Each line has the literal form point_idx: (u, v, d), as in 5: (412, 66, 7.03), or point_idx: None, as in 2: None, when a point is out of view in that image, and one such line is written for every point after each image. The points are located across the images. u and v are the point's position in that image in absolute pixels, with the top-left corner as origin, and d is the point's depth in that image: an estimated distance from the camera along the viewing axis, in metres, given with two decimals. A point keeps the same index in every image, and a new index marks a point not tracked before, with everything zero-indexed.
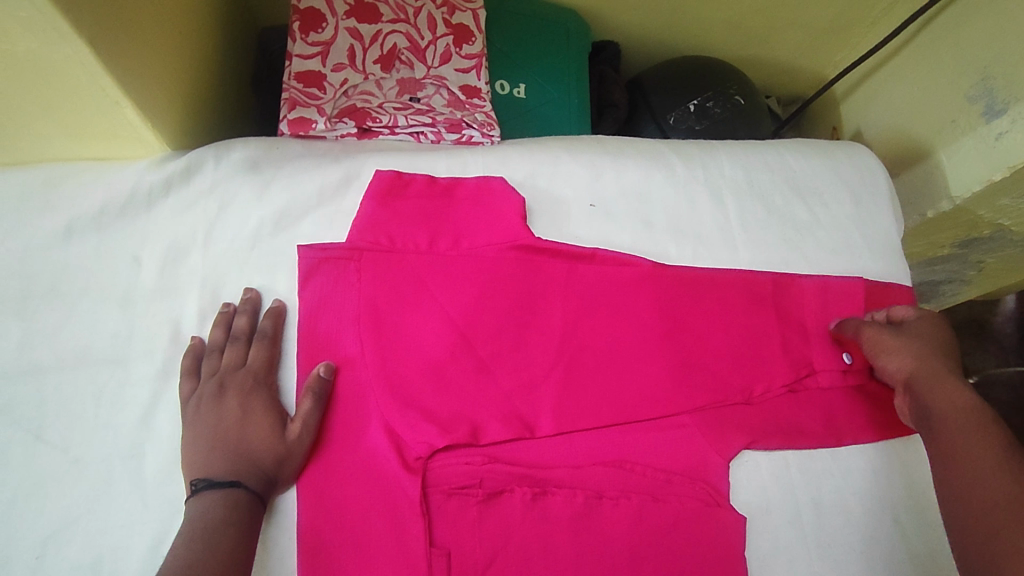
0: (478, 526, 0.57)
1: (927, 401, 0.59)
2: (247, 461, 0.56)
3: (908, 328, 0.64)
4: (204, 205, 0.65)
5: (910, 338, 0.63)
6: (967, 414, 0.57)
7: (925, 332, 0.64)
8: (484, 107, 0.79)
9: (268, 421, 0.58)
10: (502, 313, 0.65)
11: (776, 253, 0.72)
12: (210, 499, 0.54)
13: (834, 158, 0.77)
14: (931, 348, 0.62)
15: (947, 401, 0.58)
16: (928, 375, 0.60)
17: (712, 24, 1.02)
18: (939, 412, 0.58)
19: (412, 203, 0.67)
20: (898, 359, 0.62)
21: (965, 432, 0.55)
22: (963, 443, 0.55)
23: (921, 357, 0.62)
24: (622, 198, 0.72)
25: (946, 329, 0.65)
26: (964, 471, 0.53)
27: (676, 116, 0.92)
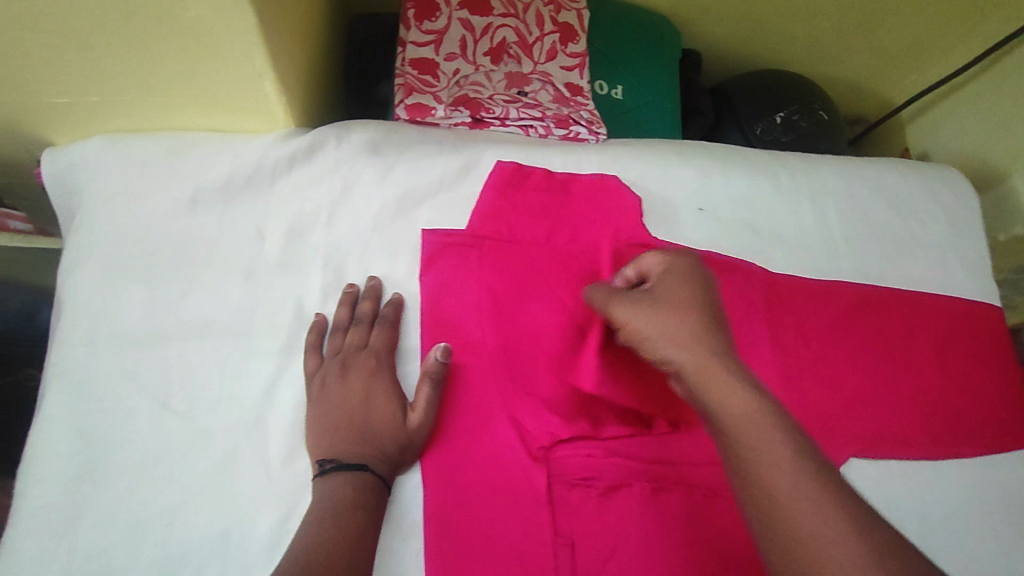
0: (600, 518, 0.57)
1: (701, 389, 0.50)
2: (372, 443, 0.55)
3: (658, 296, 0.56)
4: (328, 183, 0.65)
5: (661, 313, 0.54)
6: (747, 410, 0.48)
7: (687, 301, 0.55)
8: (587, 105, 0.80)
9: (392, 404, 0.57)
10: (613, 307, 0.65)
11: (877, 266, 0.74)
12: (339, 479, 0.53)
13: (927, 178, 0.79)
14: (676, 314, 0.54)
15: (720, 393, 0.49)
16: (698, 368, 0.51)
17: (793, 42, 1.04)
18: (723, 408, 0.49)
19: (531, 196, 0.68)
20: (654, 339, 0.54)
21: (744, 432, 0.47)
22: (758, 443, 0.47)
23: (667, 329, 0.53)
24: (730, 203, 0.73)
25: (705, 296, 0.57)
26: (777, 483, 0.45)
27: (762, 126, 0.93)
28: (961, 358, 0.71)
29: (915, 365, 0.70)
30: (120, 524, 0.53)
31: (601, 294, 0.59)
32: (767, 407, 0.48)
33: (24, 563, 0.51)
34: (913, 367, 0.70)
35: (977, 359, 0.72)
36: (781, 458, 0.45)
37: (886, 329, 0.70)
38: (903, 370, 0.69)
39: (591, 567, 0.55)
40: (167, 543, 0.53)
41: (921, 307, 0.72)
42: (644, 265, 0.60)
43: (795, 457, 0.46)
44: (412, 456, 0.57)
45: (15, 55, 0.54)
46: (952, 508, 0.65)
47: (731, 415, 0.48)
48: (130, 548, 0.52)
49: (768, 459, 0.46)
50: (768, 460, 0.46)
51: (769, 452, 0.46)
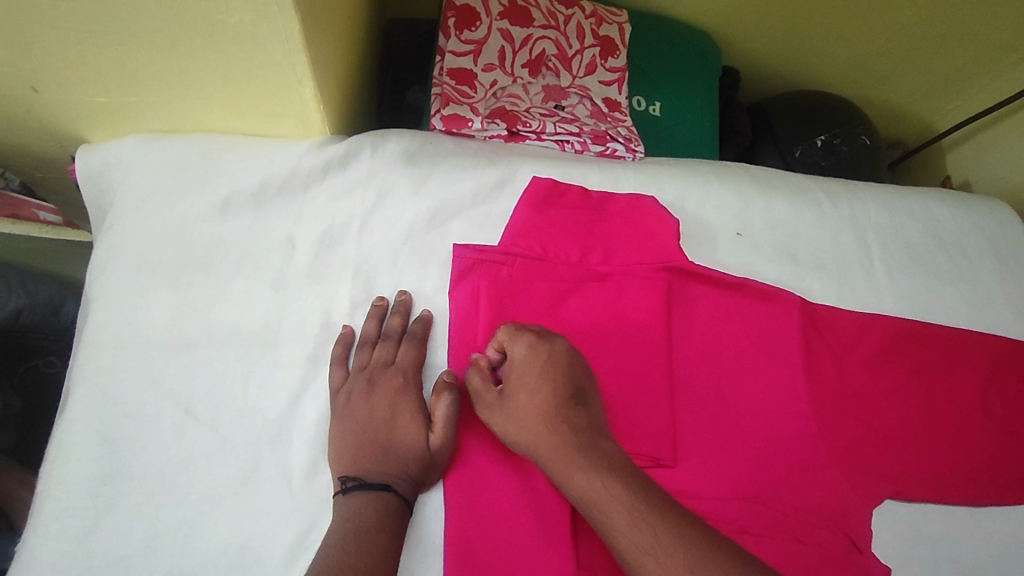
0: None
1: (552, 470, 0.52)
2: (394, 461, 0.54)
3: (515, 374, 0.56)
4: (362, 193, 0.64)
5: (514, 396, 0.56)
6: (585, 487, 0.50)
7: (533, 381, 0.56)
8: (625, 122, 0.79)
9: (415, 422, 0.55)
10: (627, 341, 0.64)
11: (919, 301, 0.71)
12: (363, 498, 0.51)
13: (975, 212, 0.76)
14: (526, 393, 0.55)
15: (567, 474, 0.51)
16: (550, 451, 0.53)
17: (836, 62, 1.01)
18: (574, 490, 0.51)
19: (565, 214, 0.66)
20: (504, 421, 0.55)
21: (589, 504, 0.50)
22: (605, 517, 0.49)
23: (526, 414, 0.55)
24: (769, 229, 0.71)
25: (565, 358, 0.57)
26: (624, 549, 0.48)
27: (802, 149, 0.90)
28: (1006, 400, 0.68)
29: (958, 407, 0.67)
30: (139, 531, 0.52)
31: (477, 379, 0.57)
32: (628, 476, 0.51)
33: (43, 567, 0.50)
34: (954, 409, 0.67)
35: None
36: (619, 525, 0.48)
37: (927, 367, 0.68)
38: (944, 411, 0.66)
39: None
40: (185, 553, 0.52)
41: (966, 346, 0.69)
42: (503, 339, 0.58)
43: (628, 518, 0.48)
44: (435, 475, 0.55)
45: (60, 55, 0.54)
46: (992, 559, 0.62)
47: (575, 494, 0.51)
48: (148, 556, 0.51)
49: (612, 527, 0.49)
50: (614, 529, 0.49)
51: (606, 520, 0.49)
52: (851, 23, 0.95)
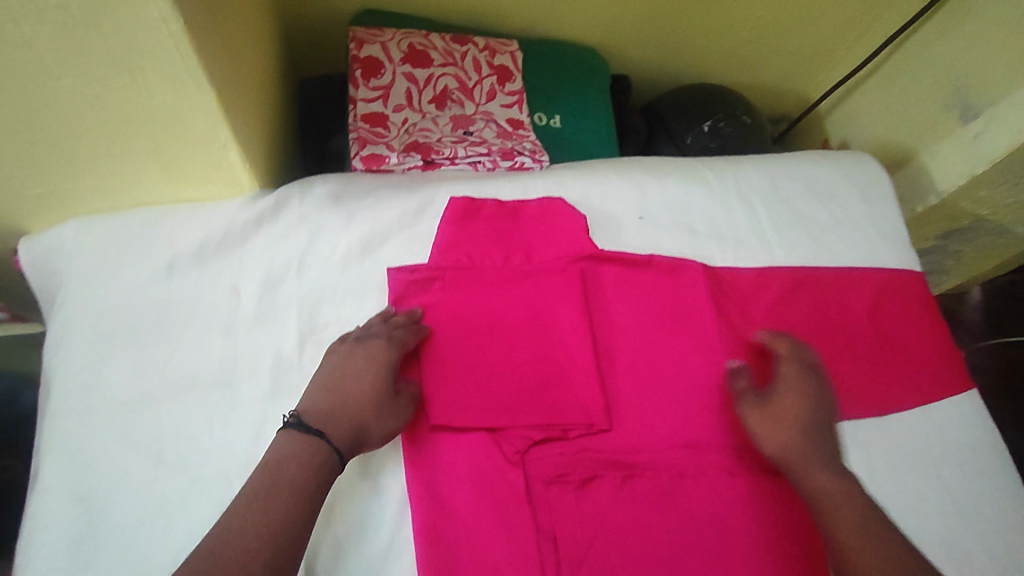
0: (578, 510, 0.62)
1: (800, 475, 0.62)
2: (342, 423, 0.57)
3: (785, 387, 0.68)
4: (296, 236, 0.70)
5: (774, 414, 0.66)
6: (829, 488, 0.59)
7: (784, 410, 0.66)
8: (529, 137, 0.88)
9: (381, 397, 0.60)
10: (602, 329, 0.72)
11: (808, 251, 0.80)
12: (298, 440, 0.55)
13: (844, 166, 0.87)
14: (800, 411, 0.66)
15: (816, 476, 0.61)
16: (798, 453, 0.63)
17: (711, 57, 1.14)
18: (812, 492, 0.60)
19: (485, 225, 0.74)
20: (761, 429, 0.66)
21: (829, 496, 0.58)
22: (834, 517, 0.57)
23: (783, 426, 0.65)
24: (667, 209, 0.80)
25: (825, 395, 0.69)
26: (848, 546, 0.55)
27: (692, 136, 1.00)
28: (891, 321, 0.78)
29: (854, 336, 0.76)
30: None
31: (749, 400, 0.68)
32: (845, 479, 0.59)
33: None
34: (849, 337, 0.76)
35: (906, 322, 0.79)
36: (850, 521, 0.56)
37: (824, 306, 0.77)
38: (844, 342, 0.76)
39: (575, 555, 0.60)
40: None
41: (851, 282, 0.79)
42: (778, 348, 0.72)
43: (858, 519, 0.56)
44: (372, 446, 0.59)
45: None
46: (900, 455, 0.70)
47: (813, 494, 0.60)
48: None
49: (841, 523, 0.56)
50: (843, 525, 0.56)
51: (832, 519, 0.57)
52: (714, 23, 1.07)
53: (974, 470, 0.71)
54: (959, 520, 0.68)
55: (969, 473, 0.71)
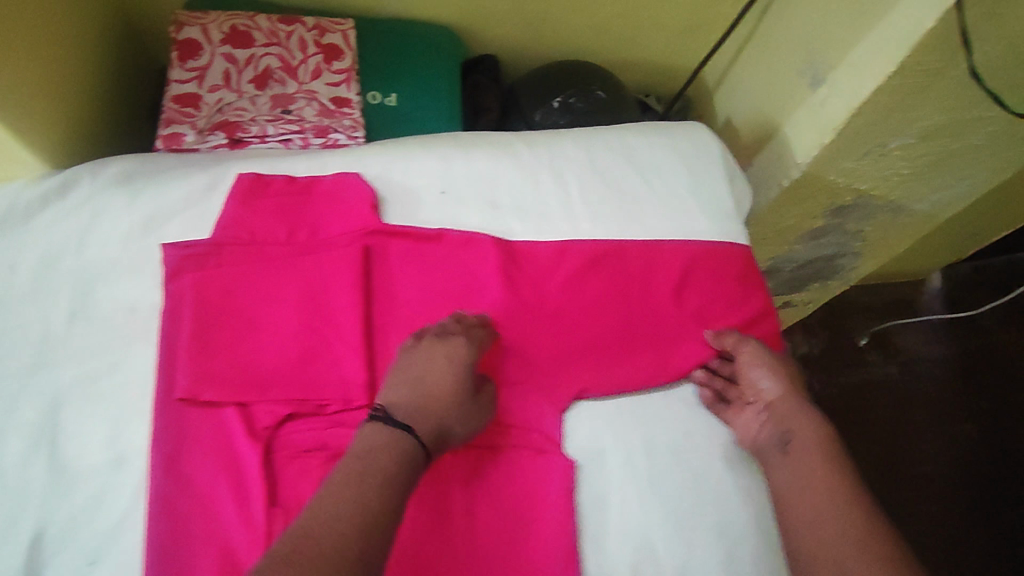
0: (321, 484, 0.63)
1: (782, 429, 0.67)
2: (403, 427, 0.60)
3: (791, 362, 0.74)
4: (77, 215, 0.72)
5: (786, 373, 0.71)
6: (822, 443, 0.64)
7: (786, 398, 0.69)
8: (352, 114, 0.87)
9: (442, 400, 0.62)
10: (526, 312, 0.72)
11: (616, 223, 0.78)
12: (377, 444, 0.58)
13: (671, 136, 0.83)
14: (786, 377, 0.71)
15: (801, 430, 0.66)
16: (788, 407, 0.68)
17: (582, 32, 1.10)
18: (797, 443, 0.65)
19: (272, 201, 0.74)
20: (758, 381, 0.70)
21: (816, 452, 0.64)
22: (817, 471, 0.62)
23: (777, 386, 0.70)
24: (470, 183, 0.78)
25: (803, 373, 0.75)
26: (834, 496, 0.60)
27: (541, 113, 0.98)
28: (700, 296, 0.75)
29: (649, 312, 0.73)
30: None
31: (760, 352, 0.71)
32: (830, 459, 0.63)
33: None
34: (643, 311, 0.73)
35: (715, 297, 0.75)
36: (834, 475, 0.62)
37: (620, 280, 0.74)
38: (637, 318, 0.73)
39: None
40: None
41: (657, 254, 0.76)
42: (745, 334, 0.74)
43: (839, 472, 0.62)
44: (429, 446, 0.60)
45: None
46: (681, 435, 0.69)
47: (796, 445, 0.65)
48: None
49: (825, 476, 0.62)
50: (822, 477, 0.61)
51: (818, 469, 0.62)
52: None
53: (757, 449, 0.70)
54: (733, 499, 0.67)
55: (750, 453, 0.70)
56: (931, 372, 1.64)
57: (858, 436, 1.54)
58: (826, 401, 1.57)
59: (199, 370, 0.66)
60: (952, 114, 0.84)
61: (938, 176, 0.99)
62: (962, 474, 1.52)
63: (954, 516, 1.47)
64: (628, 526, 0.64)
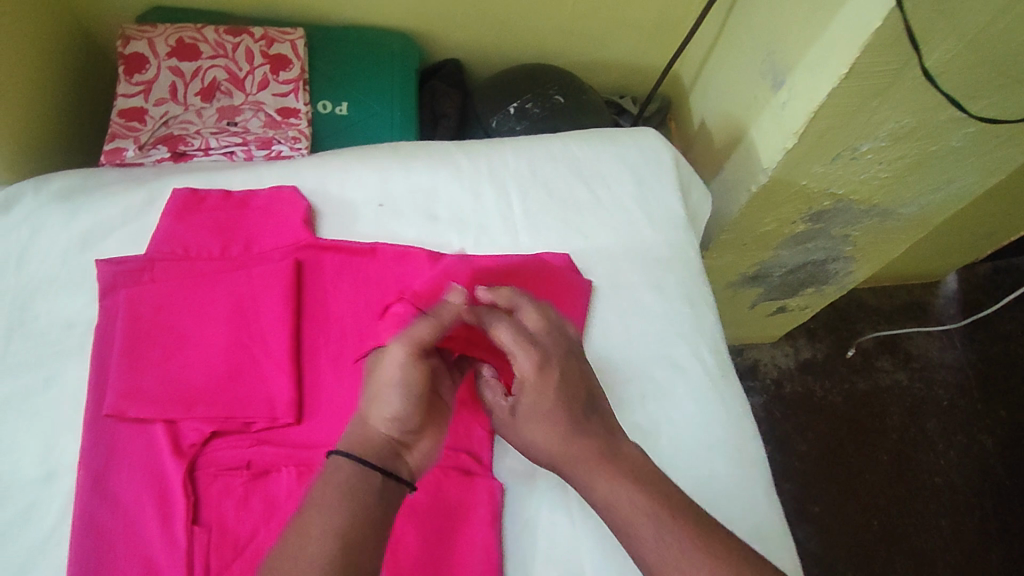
0: (242, 503, 0.61)
1: (581, 480, 0.57)
2: (364, 436, 0.57)
3: (537, 373, 0.60)
4: (17, 231, 0.72)
5: (535, 410, 0.60)
6: (619, 496, 0.55)
7: (545, 441, 0.59)
8: (299, 125, 0.86)
9: (418, 413, 0.58)
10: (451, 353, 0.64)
11: (557, 234, 0.75)
12: (358, 471, 0.55)
13: (619, 143, 0.80)
14: (549, 407, 0.59)
15: (597, 487, 0.56)
16: (558, 457, 0.58)
17: (547, 34, 1.07)
18: (599, 494, 0.56)
19: (205, 216, 0.73)
20: (519, 428, 0.61)
21: (619, 507, 0.55)
22: (633, 528, 0.54)
23: (524, 427, 0.60)
24: (408, 195, 0.77)
25: (568, 375, 0.61)
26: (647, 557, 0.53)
27: (497, 119, 0.96)
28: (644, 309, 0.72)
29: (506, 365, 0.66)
30: None
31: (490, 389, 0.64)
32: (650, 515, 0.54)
33: None
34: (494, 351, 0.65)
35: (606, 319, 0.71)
36: (649, 534, 0.53)
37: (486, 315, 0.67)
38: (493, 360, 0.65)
39: (230, 548, 0.60)
40: None
41: (550, 275, 0.70)
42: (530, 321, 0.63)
43: (657, 531, 0.53)
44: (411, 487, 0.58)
45: None
46: None
47: (606, 499, 0.56)
48: None
49: (638, 535, 0.54)
50: (637, 533, 0.54)
51: (631, 521, 0.54)
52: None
53: (709, 471, 0.65)
54: None
55: (704, 476, 0.64)
56: (945, 380, 1.55)
57: (865, 445, 1.47)
58: (832, 409, 1.50)
59: (124, 388, 0.64)
60: (923, 115, 0.78)
61: (921, 178, 0.93)
62: (977, 487, 1.43)
63: (966, 531, 1.39)
64: (559, 555, 0.61)
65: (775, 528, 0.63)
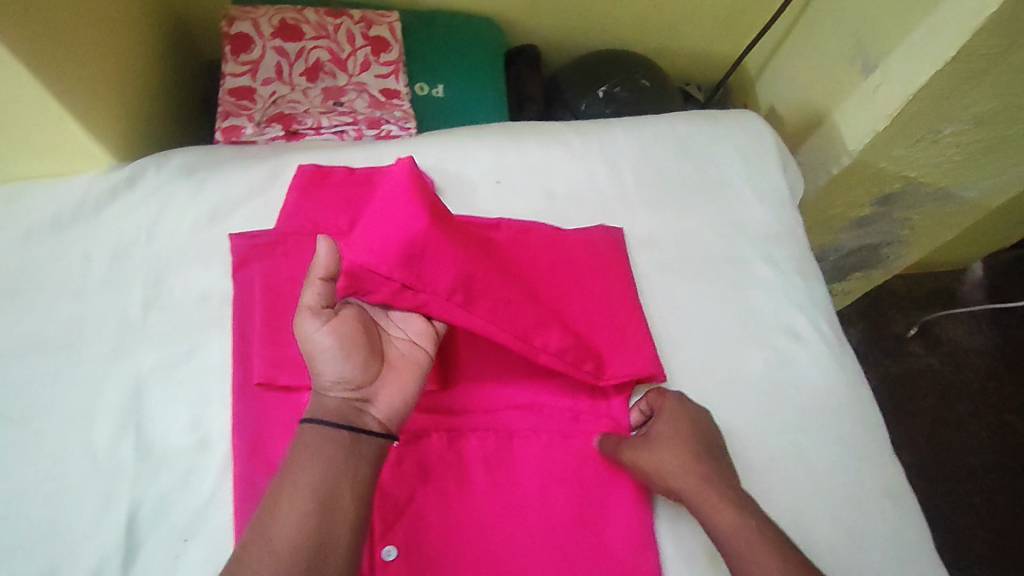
0: (399, 466, 0.65)
1: (704, 514, 0.60)
2: (321, 405, 0.58)
3: (671, 422, 0.65)
4: (146, 207, 0.74)
5: (661, 452, 0.63)
6: (740, 530, 0.57)
7: (672, 481, 0.62)
8: (402, 106, 0.88)
9: (366, 369, 0.59)
10: (453, 300, 0.62)
11: (671, 210, 0.78)
12: (322, 439, 0.56)
13: (722, 124, 0.84)
14: (680, 452, 0.63)
15: (722, 522, 0.58)
16: (694, 494, 0.61)
17: (623, 21, 1.09)
18: (720, 528, 0.58)
19: (332, 191, 0.74)
20: (646, 461, 0.63)
21: (739, 541, 0.57)
22: (755, 559, 0.55)
23: (657, 466, 0.63)
24: (525, 173, 0.79)
25: (698, 428, 0.65)
26: None
27: (586, 102, 0.98)
28: (758, 283, 0.76)
29: (524, 334, 0.64)
30: None
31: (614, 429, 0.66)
32: (773, 552, 0.55)
33: None
34: (466, 304, 0.62)
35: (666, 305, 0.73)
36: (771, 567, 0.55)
37: (495, 272, 0.64)
38: (475, 321, 0.62)
39: (391, 509, 0.63)
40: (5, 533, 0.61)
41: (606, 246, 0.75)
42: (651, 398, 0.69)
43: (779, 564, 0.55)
44: (391, 440, 0.60)
45: None
46: (748, 423, 0.69)
47: (727, 534, 0.58)
48: None
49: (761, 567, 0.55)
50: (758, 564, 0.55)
51: (752, 552, 0.56)
52: None
53: (829, 432, 0.69)
54: (806, 483, 0.67)
55: (824, 436, 0.69)
56: (974, 364, 1.61)
57: (898, 425, 1.53)
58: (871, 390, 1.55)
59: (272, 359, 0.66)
60: (1009, 99, 0.83)
61: (990, 162, 0.98)
62: (1009, 465, 1.49)
63: (1001, 510, 1.43)
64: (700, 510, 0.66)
65: (893, 484, 0.68)
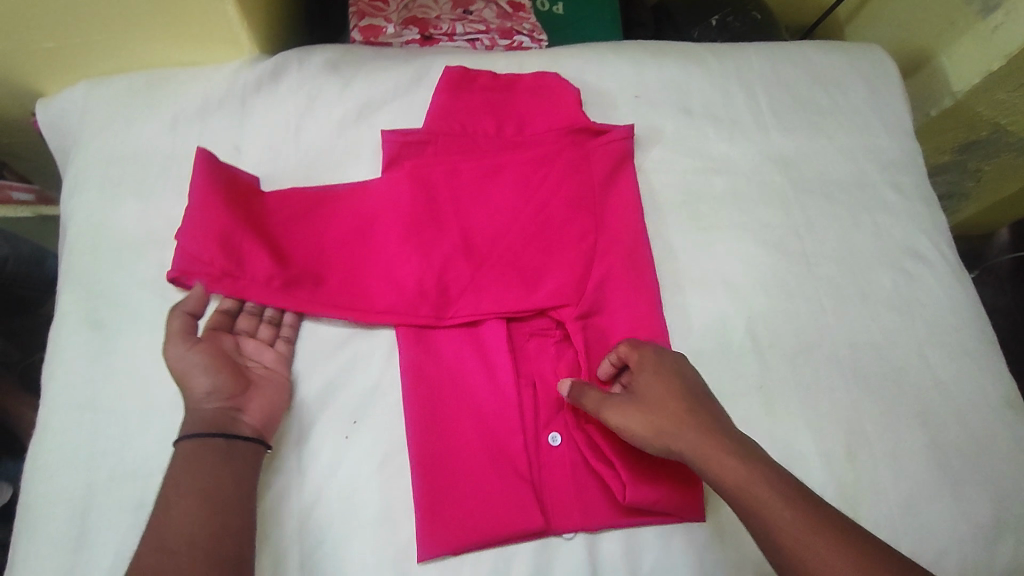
0: (556, 360, 0.68)
1: (703, 470, 0.55)
2: (196, 419, 0.57)
3: (646, 376, 0.59)
4: (295, 100, 0.73)
5: (646, 410, 0.58)
6: (743, 481, 0.53)
7: (665, 440, 0.57)
8: (529, 18, 0.86)
9: (235, 377, 0.59)
10: (274, 283, 0.64)
11: (803, 134, 0.80)
12: (198, 449, 0.55)
13: (850, 53, 0.85)
14: (665, 407, 0.58)
15: (723, 476, 0.54)
16: (691, 453, 0.55)
17: None
18: (724, 484, 0.54)
19: (478, 95, 0.75)
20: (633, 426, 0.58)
21: (741, 492, 0.53)
22: (762, 508, 0.52)
23: (649, 426, 0.57)
24: (663, 89, 0.79)
25: (677, 373, 0.60)
26: (784, 534, 0.50)
27: (699, 31, 0.99)
28: (886, 207, 0.78)
29: (354, 296, 0.65)
30: (132, 393, 0.61)
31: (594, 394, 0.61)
32: (784, 498, 0.51)
33: (57, 430, 0.60)
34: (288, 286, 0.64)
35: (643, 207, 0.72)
36: (781, 515, 0.51)
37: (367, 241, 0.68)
38: (292, 303, 0.64)
39: (550, 398, 0.67)
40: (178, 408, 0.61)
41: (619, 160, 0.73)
42: (622, 353, 0.61)
43: (787, 507, 0.51)
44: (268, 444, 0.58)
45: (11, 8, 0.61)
46: (881, 336, 0.72)
47: (731, 488, 0.53)
48: (144, 413, 0.61)
49: (773, 517, 0.51)
50: (769, 513, 0.51)
51: (758, 500, 0.52)
52: None
53: (955, 347, 0.73)
54: (935, 393, 0.70)
55: (950, 350, 0.73)
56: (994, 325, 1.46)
57: None
58: None
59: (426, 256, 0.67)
60: None
61: None
62: None
63: None
64: (839, 413, 0.68)
65: (1010, 398, 0.72)
